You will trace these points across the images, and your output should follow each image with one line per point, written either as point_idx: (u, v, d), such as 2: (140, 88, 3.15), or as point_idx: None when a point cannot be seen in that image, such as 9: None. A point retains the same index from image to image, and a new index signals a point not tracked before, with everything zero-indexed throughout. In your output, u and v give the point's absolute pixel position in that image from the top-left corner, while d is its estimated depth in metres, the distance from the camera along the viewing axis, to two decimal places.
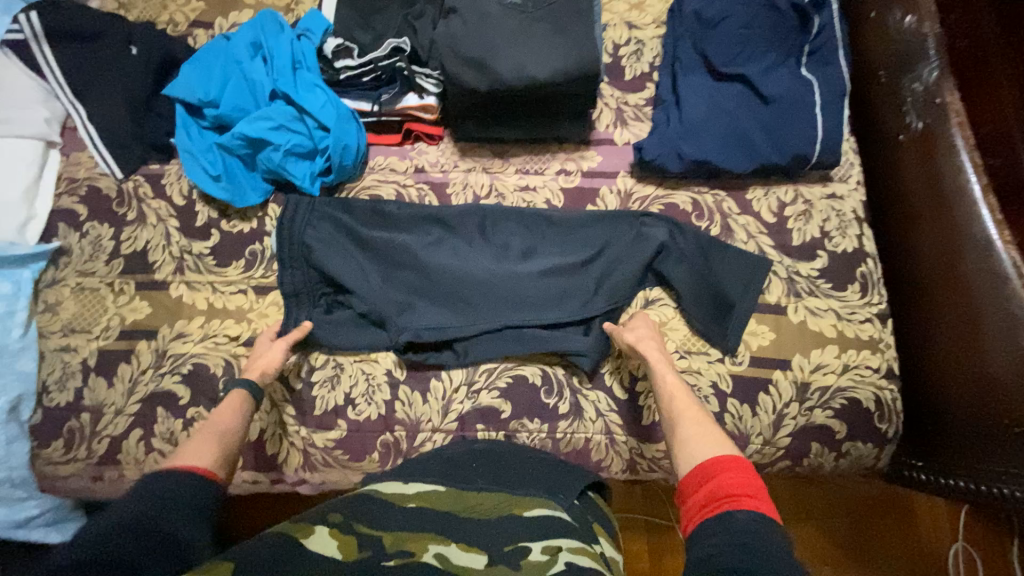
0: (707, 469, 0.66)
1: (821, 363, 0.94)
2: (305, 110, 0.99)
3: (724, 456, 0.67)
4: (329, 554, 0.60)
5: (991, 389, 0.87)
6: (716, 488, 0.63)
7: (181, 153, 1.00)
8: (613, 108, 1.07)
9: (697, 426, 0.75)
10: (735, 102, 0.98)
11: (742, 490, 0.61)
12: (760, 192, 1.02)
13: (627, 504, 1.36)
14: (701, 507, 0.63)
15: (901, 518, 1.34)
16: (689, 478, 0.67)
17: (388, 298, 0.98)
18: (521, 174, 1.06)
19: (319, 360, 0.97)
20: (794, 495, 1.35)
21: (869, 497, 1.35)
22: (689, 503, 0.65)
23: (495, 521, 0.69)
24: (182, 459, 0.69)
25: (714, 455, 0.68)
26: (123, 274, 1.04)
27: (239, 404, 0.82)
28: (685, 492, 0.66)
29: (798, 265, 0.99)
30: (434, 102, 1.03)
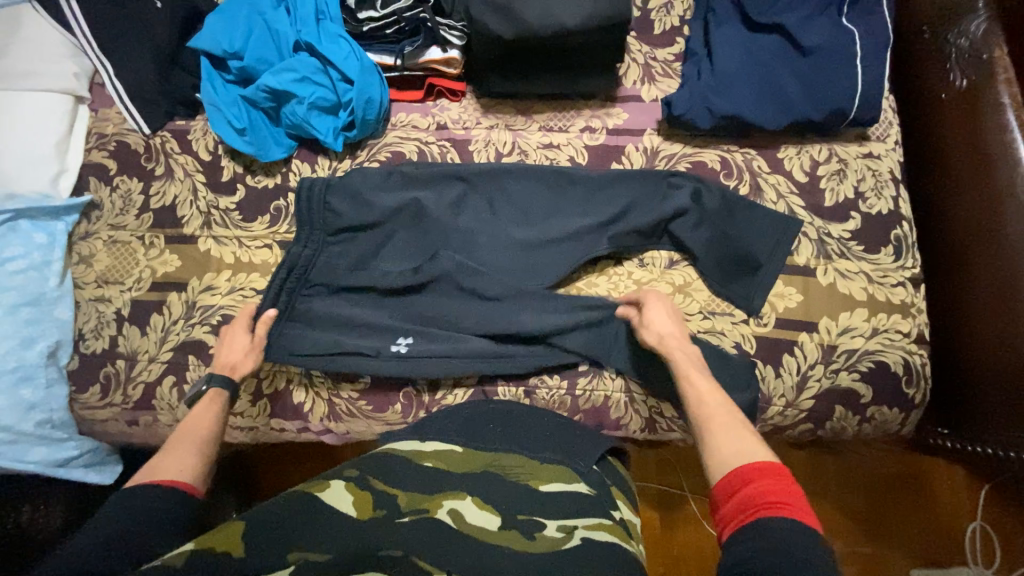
0: (739, 475, 0.61)
1: (849, 326, 0.92)
2: (329, 63, 0.98)
3: (753, 462, 0.62)
4: (344, 509, 0.62)
5: (1012, 354, 0.86)
6: (749, 498, 0.59)
7: (207, 106, 0.99)
8: (641, 63, 1.04)
9: (721, 430, 0.69)
10: (771, 54, 0.94)
11: (781, 497, 0.57)
12: (793, 150, 0.98)
13: (640, 471, 1.38)
14: (737, 514, 0.59)
15: (919, 494, 1.32)
16: (726, 481, 0.62)
17: (404, 268, 0.98)
18: (544, 131, 1.04)
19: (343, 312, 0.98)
20: (811, 467, 1.34)
21: (888, 473, 1.34)
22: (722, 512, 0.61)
23: (511, 484, 0.69)
24: (164, 470, 0.69)
25: (742, 465, 0.62)
26: (152, 228, 1.06)
27: (215, 402, 0.82)
28: (716, 498, 0.62)
29: (829, 226, 0.95)
30: (458, 55, 1.00)
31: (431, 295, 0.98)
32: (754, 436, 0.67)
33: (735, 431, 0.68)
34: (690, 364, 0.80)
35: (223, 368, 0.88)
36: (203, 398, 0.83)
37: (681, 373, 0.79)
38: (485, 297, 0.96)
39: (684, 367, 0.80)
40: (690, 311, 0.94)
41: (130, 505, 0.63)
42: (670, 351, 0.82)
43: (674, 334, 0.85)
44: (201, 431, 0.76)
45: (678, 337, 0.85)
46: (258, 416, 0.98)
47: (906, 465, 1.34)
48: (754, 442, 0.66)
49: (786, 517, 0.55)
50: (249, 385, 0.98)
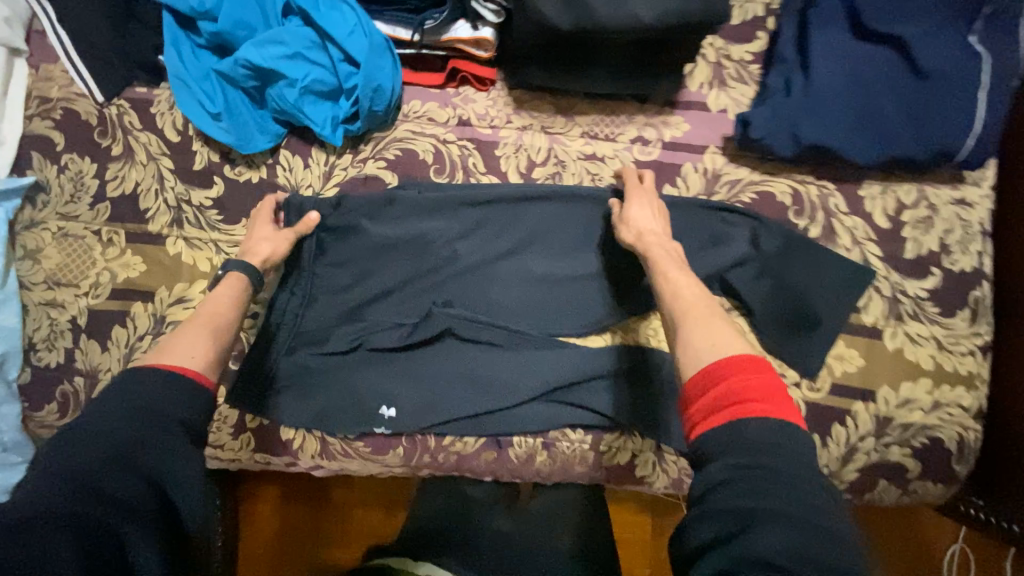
0: (715, 370, 0.56)
1: (910, 398, 0.83)
2: (327, 35, 0.76)
3: (726, 358, 0.56)
4: None
5: None
6: (728, 391, 0.54)
7: (172, 79, 0.79)
8: (712, 62, 0.86)
9: (695, 324, 0.62)
10: (878, 72, 0.76)
11: (756, 394, 0.53)
12: (877, 188, 0.84)
13: None
14: (709, 413, 0.54)
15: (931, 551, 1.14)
16: (700, 377, 0.57)
17: (406, 308, 0.86)
18: (587, 138, 0.87)
19: (339, 342, 0.84)
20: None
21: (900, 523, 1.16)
22: (691, 410, 0.56)
23: None
24: (170, 356, 0.59)
25: (713, 361, 0.57)
26: (111, 222, 0.88)
27: (237, 288, 0.73)
28: (686, 397, 0.57)
29: (905, 282, 0.83)
30: (490, 35, 0.80)
31: (433, 352, 0.85)
32: (731, 325, 0.61)
33: (708, 323, 0.62)
34: (666, 257, 0.72)
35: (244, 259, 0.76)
36: (224, 282, 0.74)
37: (660, 272, 0.71)
38: (502, 344, 0.85)
39: (658, 261, 0.72)
40: None
41: (145, 386, 0.54)
42: (649, 249, 0.74)
43: (656, 231, 0.77)
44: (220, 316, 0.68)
45: (657, 233, 0.77)
46: (241, 450, 0.85)
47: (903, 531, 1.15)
48: (731, 333, 0.60)
49: (760, 418, 0.52)
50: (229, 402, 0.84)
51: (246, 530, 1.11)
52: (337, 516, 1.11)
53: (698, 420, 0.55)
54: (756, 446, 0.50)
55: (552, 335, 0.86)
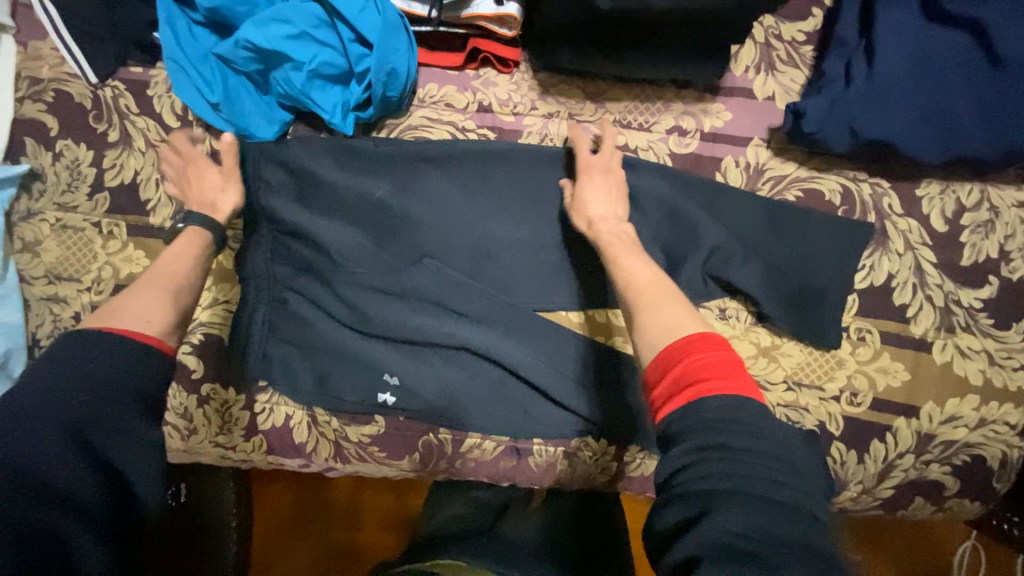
0: (678, 350, 0.53)
1: (955, 415, 0.78)
2: (336, 13, 0.69)
3: (680, 339, 0.54)
4: None
5: None
6: (687, 368, 0.51)
7: (167, 61, 0.72)
8: (761, 43, 0.78)
9: (650, 312, 0.60)
10: (952, 57, 0.68)
11: (714, 370, 0.50)
12: (936, 188, 0.77)
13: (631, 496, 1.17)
14: (667, 398, 0.51)
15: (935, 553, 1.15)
16: (659, 360, 0.54)
17: (393, 278, 0.79)
18: (619, 128, 0.80)
19: (324, 311, 0.80)
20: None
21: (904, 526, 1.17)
22: (653, 394, 0.53)
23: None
24: (120, 320, 0.55)
25: (667, 344, 0.54)
26: (111, 213, 0.84)
27: (200, 242, 0.70)
28: (647, 382, 0.54)
29: (959, 291, 0.77)
30: (515, 12, 0.72)
31: (421, 326, 0.79)
32: (686, 309, 0.59)
33: (661, 308, 0.59)
34: (620, 246, 0.70)
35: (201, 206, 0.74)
36: (181, 237, 0.70)
37: (613, 260, 0.68)
38: (497, 319, 0.80)
39: (613, 249, 0.70)
40: (773, 380, 0.78)
41: (95, 360, 0.50)
42: (599, 235, 0.71)
43: (608, 217, 0.73)
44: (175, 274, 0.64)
45: (611, 219, 0.74)
46: (253, 451, 0.82)
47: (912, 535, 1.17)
48: (688, 314, 0.58)
49: (723, 394, 0.48)
50: (243, 399, 0.81)
51: (259, 512, 1.10)
52: (348, 494, 1.11)
53: (658, 405, 0.52)
54: (720, 421, 0.46)
55: (548, 305, 0.82)
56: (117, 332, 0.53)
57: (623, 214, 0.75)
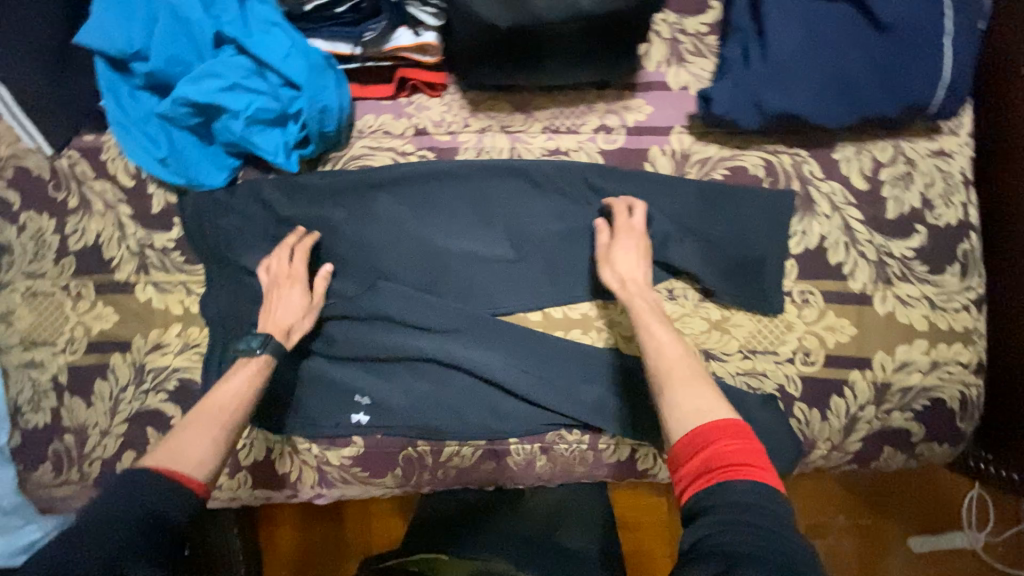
0: (699, 436, 0.56)
1: (906, 361, 0.81)
2: (263, 61, 0.73)
3: (708, 421, 0.57)
4: None
5: None
6: (715, 453, 0.54)
7: (113, 127, 0.76)
8: (666, 39, 0.84)
9: (684, 389, 0.62)
10: (840, 28, 0.72)
11: (742, 458, 0.53)
12: (851, 150, 0.82)
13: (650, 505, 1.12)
14: (694, 478, 0.54)
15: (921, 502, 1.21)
16: (686, 443, 0.57)
17: (355, 303, 0.81)
18: (549, 133, 0.85)
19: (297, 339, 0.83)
20: (815, 501, 1.20)
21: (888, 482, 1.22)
22: (681, 472, 0.56)
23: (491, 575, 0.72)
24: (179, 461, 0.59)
25: (698, 424, 0.57)
26: (78, 274, 0.87)
27: (257, 372, 0.71)
28: (674, 460, 0.57)
29: (890, 244, 0.81)
30: (433, 40, 0.77)
31: (383, 344, 0.82)
32: (714, 392, 0.61)
33: (692, 388, 0.62)
34: (649, 311, 0.72)
35: (277, 333, 0.74)
36: (246, 366, 0.71)
37: (643, 327, 0.71)
38: (460, 329, 0.83)
39: (643, 314, 0.72)
40: (728, 351, 0.81)
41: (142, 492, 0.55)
42: (630, 300, 0.74)
43: (638, 280, 0.76)
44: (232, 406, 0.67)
45: (639, 281, 0.76)
46: (239, 488, 0.84)
47: (921, 493, 1.21)
48: (719, 399, 0.60)
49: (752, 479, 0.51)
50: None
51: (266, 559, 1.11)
52: (355, 529, 1.11)
53: (684, 487, 0.55)
54: (740, 503, 0.49)
55: (507, 309, 0.84)
56: (168, 474, 0.57)
57: (649, 277, 0.78)
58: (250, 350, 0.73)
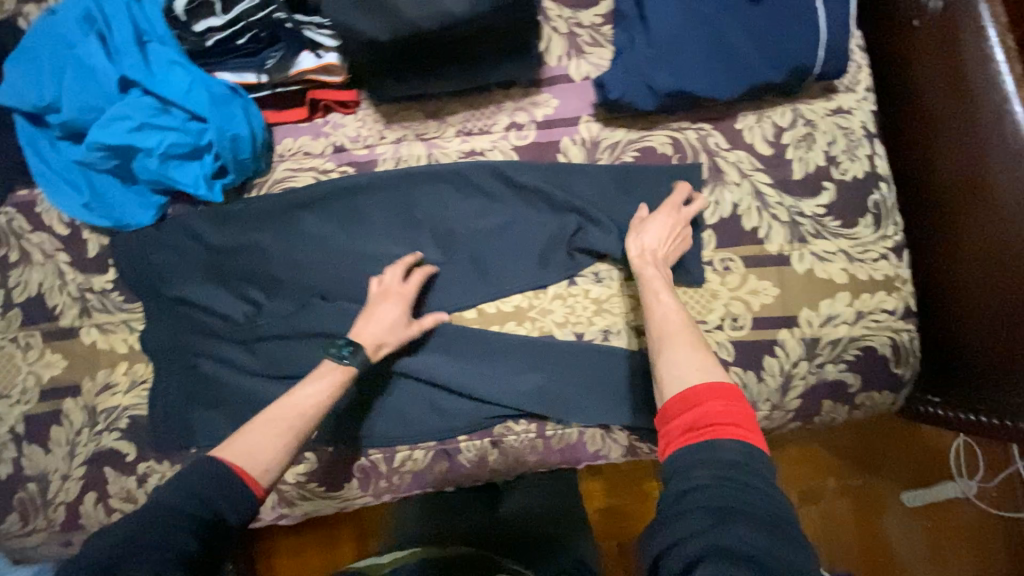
0: (692, 395, 0.56)
1: (831, 314, 0.83)
2: (168, 99, 0.76)
3: (708, 381, 0.57)
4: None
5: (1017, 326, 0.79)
6: (706, 414, 0.54)
7: (39, 179, 0.80)
8: (564, 33, 0.87)
9: (681, 348, 0.63)
10: (717, 6, 0.76)
11: (735, 420, 0.53)
12: (752, 118, 0.85)
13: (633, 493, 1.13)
14: (680, 432, 0.55)
15: (899, 455, 1.20)
16: (678, 400, 0.57)
17: (291, 321, 0.83)
18: (462, 136, 0.87)
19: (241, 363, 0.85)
20: (803, 468, 1.19)
21: (864, 439, 1.21)
22: (669, 426, 0.56)
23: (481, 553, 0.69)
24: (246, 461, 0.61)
25: (697, 383, 0.58)
26: (25, 325, 0.89)
27: (338, 385, 0.72)
28: (663, 415, 0.58)
29: (800, 204, 0.84)
30: (336, 60, 0.80)
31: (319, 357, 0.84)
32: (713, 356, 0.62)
33: (695, 350, 0.63)
34: (660, 281, 0.74)
35: (370, 345, 0.76)
36: (329, 371, 0.73)
37: (651, 294, 0.72)
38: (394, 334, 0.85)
39: (653, 284, 0.73)
40: None
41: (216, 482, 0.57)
42: (643, 269, 0.75)
43: (657, 254, 0.77)
44: (306, 415, 0.68)
45: (654, 254, 0.77)
46: None
47: (898, 445, 1.21)
48: (710, 362, 0.61)
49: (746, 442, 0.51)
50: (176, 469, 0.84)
51: None
52: (351, 552, 1.14)
53: (671, 440, 0.55)
54: (730, 462, 0.49)
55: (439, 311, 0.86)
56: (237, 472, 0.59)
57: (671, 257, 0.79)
58: (338, 357, 0.74)
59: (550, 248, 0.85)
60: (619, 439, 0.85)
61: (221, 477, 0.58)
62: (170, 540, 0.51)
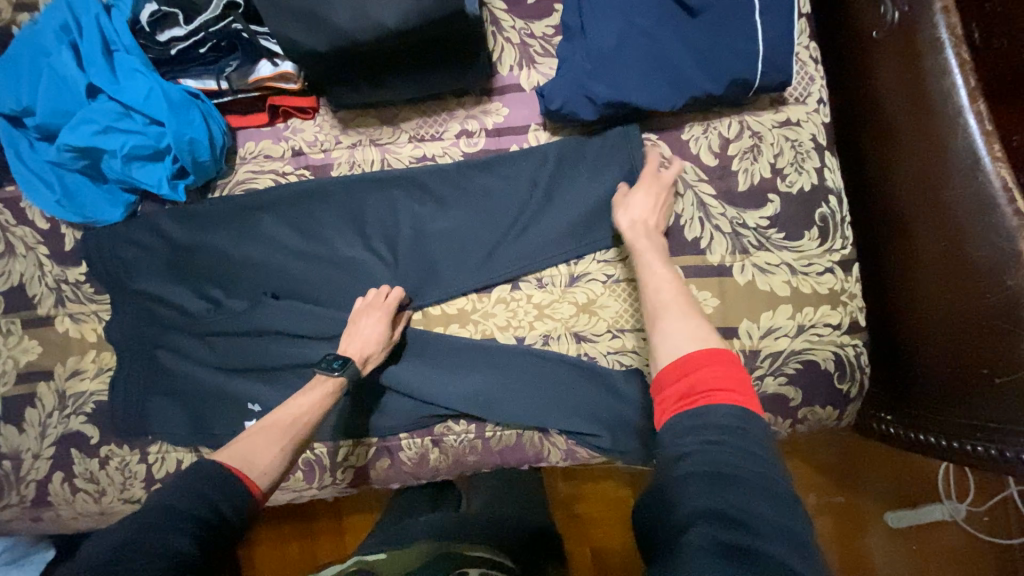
0: (685, 362, 0.56)
1: (772, 327, 0.83)
2: (130, 105, 0.81)
3: (701, 348, 0.57)
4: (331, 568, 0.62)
5: (973, 346, 0.74)
6: (697, 381, 0.54)
7: (17, 177, 0.86)
8: (516, 44, 0.89)
9: (674, 319, 0.64)
10: (654, 18, 0.77)
11: (726, 384, 0.53)
12: (698, 128, 0.85)
13: (590, 502, 1.15)
14: (676, 399, 0.55)
15: (884, 476, 1.17)
16: (672, 367, 0.57)
17: (242, 318, 0.87)
18: (415, 143, 0.90)
19: (193, 354, 0.89)
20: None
21: (849, 460, 1.17)
22: (665, 393, 0.56)
23: (453, 522, 0.70)
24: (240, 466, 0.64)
25: (692, 351, 0.57)
26: (6, 313, 0.94)
27: (331, 393, 0.78)
28: (657, 383, 0.58)
29: (744, 215, 0.84)
30: (291, 68, 0.83)
31: (266, 351, 0.87)
32: (706, 326, 0.62)
33: (685, 319, 0.63)
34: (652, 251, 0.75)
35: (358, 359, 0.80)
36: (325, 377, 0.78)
37: (643, 263, 0.74)
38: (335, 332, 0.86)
39: (644, 254, 0.75)
40: (598, 332, 0.86)
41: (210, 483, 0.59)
42: (634, 243, 0.77)
43: (646, 226, 0.78)
44: (299, 423, 0.73)
45: (644, 223, 0.78)
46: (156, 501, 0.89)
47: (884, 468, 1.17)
48: (706, 332, 0.60)
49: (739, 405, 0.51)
50: (136, 454, 0.89)
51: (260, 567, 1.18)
52: (329, 546, 1.17)
53: (667, 405, 0.55)
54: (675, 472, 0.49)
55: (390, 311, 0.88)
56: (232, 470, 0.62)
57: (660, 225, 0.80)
58: (329, 369, 0.79)
59: (496, 253, 0.87)
60: (557, 442, 0.86)
61: (221, 478, 0.60)
62: (170, 546, 0.51)
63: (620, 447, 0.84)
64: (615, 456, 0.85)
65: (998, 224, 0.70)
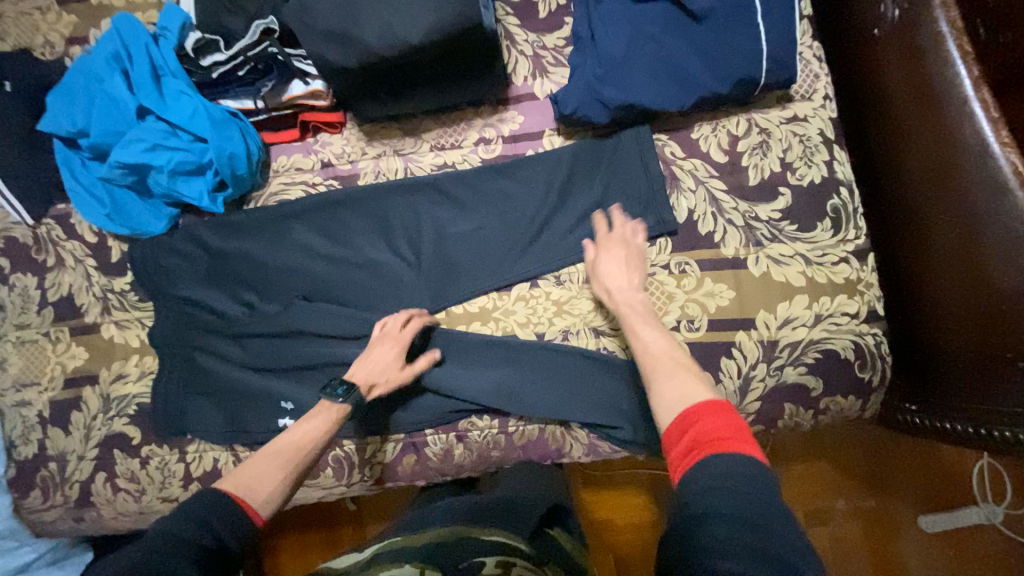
0: (685, 415, 0.57)
1: (789, 317, 0.84)
2: (176, 124, 0.88)
3: (698, 400, 0.58)
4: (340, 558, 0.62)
5: (994, 331, 0.74)
6: (701, 433, 0.54)
7: (71, 194, 0.93)
8: (530, 55, 0.94)
9: (662, 380, 0.64)
10: (660, 25, 0.82)
11: (728, 432, 0.53)
12: (707, 128, 0.89)
13: (611, 502, 1.15)
14: (683, 456, 0.54)
15: (913, 474, 1.14)
16: (675, 423, 0.57)
17: (274, 320, 0.92)
18: (436, 151, 0.95)
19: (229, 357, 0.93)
20: (807, 482, 1.15)
21: (876, 458, 1.15)
22: (672, 454, 0.56)
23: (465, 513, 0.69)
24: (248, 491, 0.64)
25: (685, 408, 0.58)
26: (56, 321, 1.00)
27: (334, 421, 0.76)
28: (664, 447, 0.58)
29: (756, 209, 0.86)
30: (322, 86, 0.90)
31: (298, 352, 0.91)
32: (694, 377, 0.61)
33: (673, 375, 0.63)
34: (637, 315, 0.75)
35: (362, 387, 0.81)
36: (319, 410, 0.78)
37: (630, 329, 0.74)
38: (363, 332, 0.90)
39: (632, 321, 0.74)
40: (616, 326, 0.88)
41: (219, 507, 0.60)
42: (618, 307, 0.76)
43: (624, 288, 0.78)
44: (305, 447, 0.73)
45: (627, 288, 0.78)
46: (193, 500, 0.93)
47: (913, 465, 1.15)
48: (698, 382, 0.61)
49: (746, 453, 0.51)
50: (174, 453, 0.93)
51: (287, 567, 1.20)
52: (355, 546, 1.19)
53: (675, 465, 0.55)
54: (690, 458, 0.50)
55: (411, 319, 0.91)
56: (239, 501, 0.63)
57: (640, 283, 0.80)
58: (334, 396, 0.79)
59: (514, 253, 0.91)
60: (579, 436, 0.88)
61: (215, 500, 0.61)
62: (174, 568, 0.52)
63: (641, 439, 0.85)
64: (636, 448, 0.86)
65: (1010, 208, 0.71)
